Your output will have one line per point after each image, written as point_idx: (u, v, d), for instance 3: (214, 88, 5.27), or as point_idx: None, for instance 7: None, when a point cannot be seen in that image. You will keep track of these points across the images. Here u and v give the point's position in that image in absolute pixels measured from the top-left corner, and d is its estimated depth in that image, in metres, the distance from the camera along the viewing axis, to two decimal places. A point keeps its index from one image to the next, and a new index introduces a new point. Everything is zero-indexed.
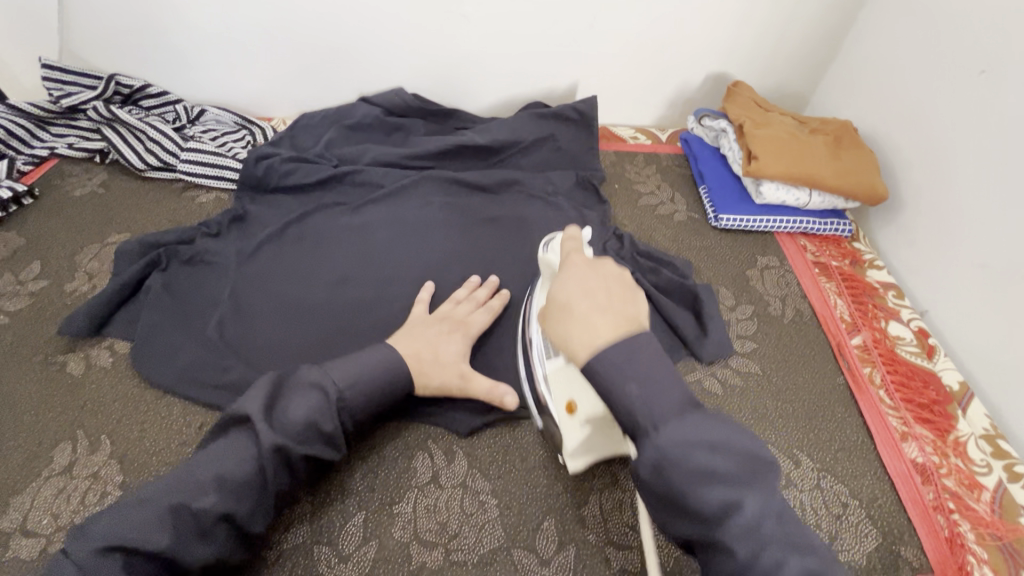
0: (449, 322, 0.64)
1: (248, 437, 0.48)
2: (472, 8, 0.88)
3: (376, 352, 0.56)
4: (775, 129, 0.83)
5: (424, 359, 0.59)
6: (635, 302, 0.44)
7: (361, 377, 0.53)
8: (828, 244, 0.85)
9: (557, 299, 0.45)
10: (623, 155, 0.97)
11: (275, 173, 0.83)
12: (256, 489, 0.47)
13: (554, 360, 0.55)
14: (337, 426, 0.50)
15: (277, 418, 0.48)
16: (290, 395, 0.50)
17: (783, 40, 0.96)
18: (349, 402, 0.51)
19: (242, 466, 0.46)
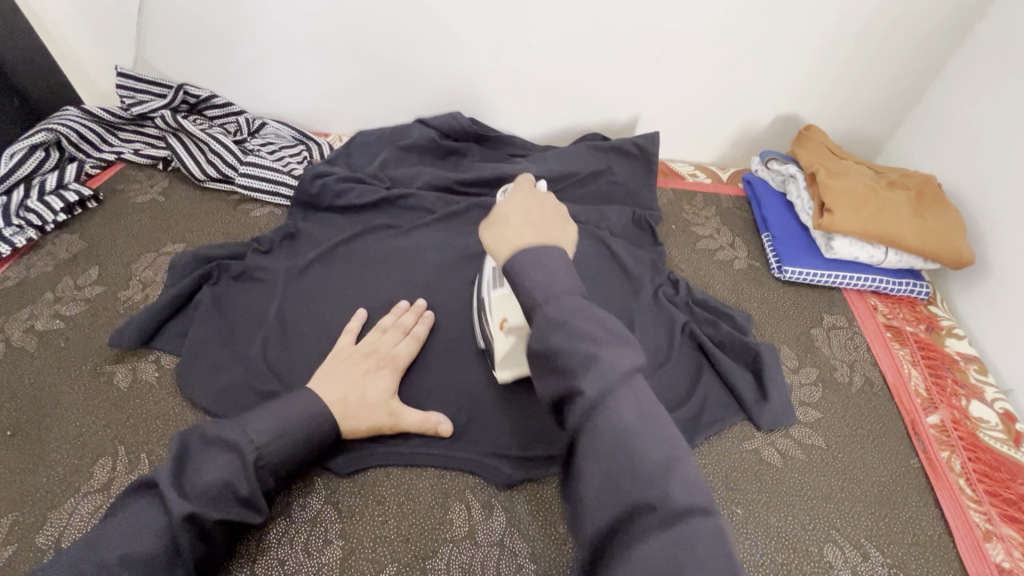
0: (374, 356, 0.61)
1: (156, 508, 0.44)
2: (538, 37, 0.87)
3: (302, 401, 0.53)
4: (851, 180, 0.78)
5: (349, 402, 0.56)
6: (558, 226, 0.52)
7: (284, 433, 0.51)
8: (901, 306, 0.79)
9: (508, 236, 0.48)
10: (681, 194, 0.94)
11: (329, 192, 0.83)
12: (168, 562, 0.43)
13: (500, 290, 0.61)
14: (254, 487, 0.48)
15: (186, 483, 0.45)
16: (202, 458, 0.47)
17: (861, 83, 0.91)
18: (271, 459, 0.50)
19: (151, 538, 0.43)
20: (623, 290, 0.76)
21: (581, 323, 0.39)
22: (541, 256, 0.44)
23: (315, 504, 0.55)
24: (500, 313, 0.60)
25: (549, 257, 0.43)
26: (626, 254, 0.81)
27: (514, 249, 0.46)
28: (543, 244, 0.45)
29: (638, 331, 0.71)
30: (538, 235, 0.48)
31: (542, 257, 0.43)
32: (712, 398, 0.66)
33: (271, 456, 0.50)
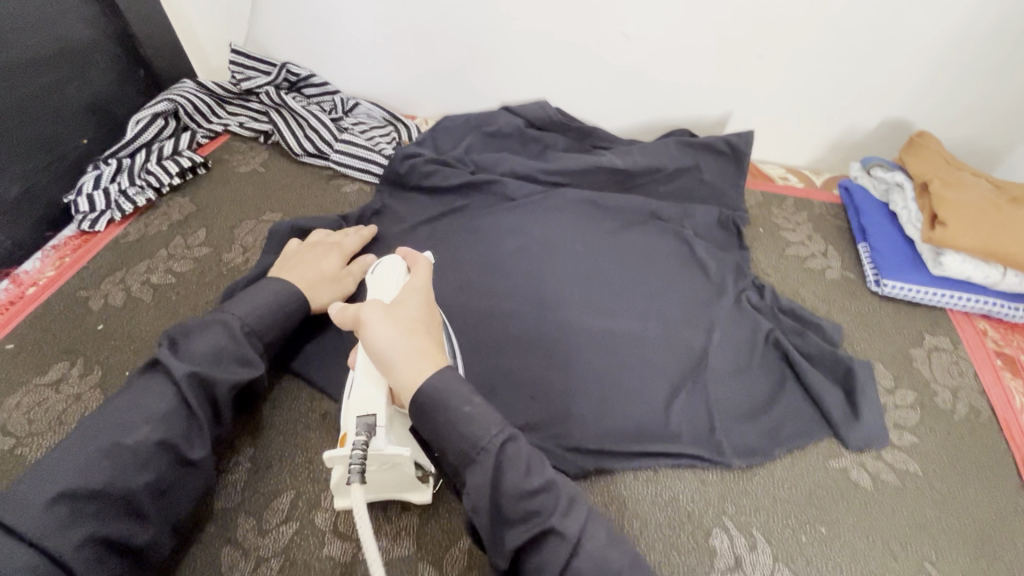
0: (320, 247, 0.69)
1: (160, 376, 0.51)
2: (635, 28, 0.85)
3: (277, 284, 0.61)
4: (970, 194, 0.72)
5: (308, 279, 0.64)
6: (432, 337, 0.51)
7: (260, 307, 0.58)
8: (1015, 333, 0.72)
9: (394, 312, 0.50)
10: (770, 197, 0.90)
11: (417, 172, 0.85)
12: (184, 416, 0.50)
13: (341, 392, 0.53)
14: (244, 347, 0.55)
15: (182, 353, 0.52)
16: (195, 330, 0.54)
17: (985, 89, 0.84)
18: (254, 326, 0.57)
19: (163, 399, 0.50)
20: (707, 290, 0.73)
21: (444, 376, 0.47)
22: (423, 356, 0.48)
23: None
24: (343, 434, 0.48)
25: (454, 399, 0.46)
26: (710, 255, 0.78)
27: (407, 343, 0.48)
28: (420, 335, 0.49)
29: (721, 334, 0.68)
30: (417, 352, 0.48)
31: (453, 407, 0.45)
32: (796, 411, 0.63)
33: (252, 324, 0.57)
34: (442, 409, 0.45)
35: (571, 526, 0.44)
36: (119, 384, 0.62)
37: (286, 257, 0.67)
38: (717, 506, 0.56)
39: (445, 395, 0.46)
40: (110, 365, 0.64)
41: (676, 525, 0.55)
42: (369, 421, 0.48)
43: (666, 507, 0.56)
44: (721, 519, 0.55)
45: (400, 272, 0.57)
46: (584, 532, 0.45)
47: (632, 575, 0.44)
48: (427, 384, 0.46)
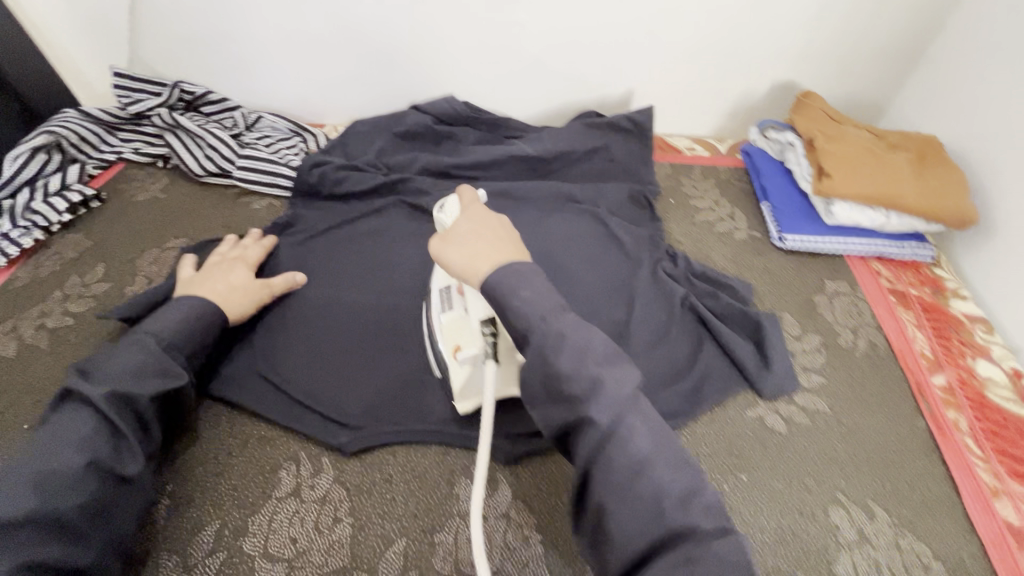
0: (223, 262, 0.69)
1: (77, 403, 0.49)
2: (527, 16, 0.86)
3: (191, 299, 0.60)
4: (850, 145, 0.77)
5: (221, 289, 0.63)
6: (508, 238, 0.52)
7: (176, 321, 0.57)
8: (905, 270, 0.78)
9: (461, 233, 0.53)
10: (679, 168, 0.93)
11: (327, 181, 0.83)
12: (110, 435, 0.48)
13: (449, 313, 0.60)
14: (163, 360, 0.54)
15: (98, 376, 0.50)
16: (109, 356, 0.52)
17: (858, 49, 0.89)
18: (171, 340, 0.56)
19: (85, 421, 0.47)
20: (624, 266, 0.76)
21: (508, 272, 0.47)
22: (499, 254, 0.50)
23: (325, 484, 0.56)
24: (453, 346, 0.58)
25: (521, 288, 0.46)
26: (625, 230, 0.80)
27: (471, 256, 0.51)
28: (499, 246, 0.51)
29: (639, 305, 0.70)
30: (491, 259, 0.49)
31: (523, 296, 0.45)
32: (713, 369, 0.66)
33: (170, 337, 0.56)
34: (500, 301, 0.46)
35: (604, 413, 0.40)
36: (18, 439, 0.58)
37: (192, 280, 0.65)
38: None
39: (507, 287, 0.46)
40: (5, 420, 0.60)
41: None
42: (481, 319, 0.54)
43: None
44: None
45: (457, 205, 0.59)
46: (627, 461, 0.39)
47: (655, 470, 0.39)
48: (492, 279, 0.47)
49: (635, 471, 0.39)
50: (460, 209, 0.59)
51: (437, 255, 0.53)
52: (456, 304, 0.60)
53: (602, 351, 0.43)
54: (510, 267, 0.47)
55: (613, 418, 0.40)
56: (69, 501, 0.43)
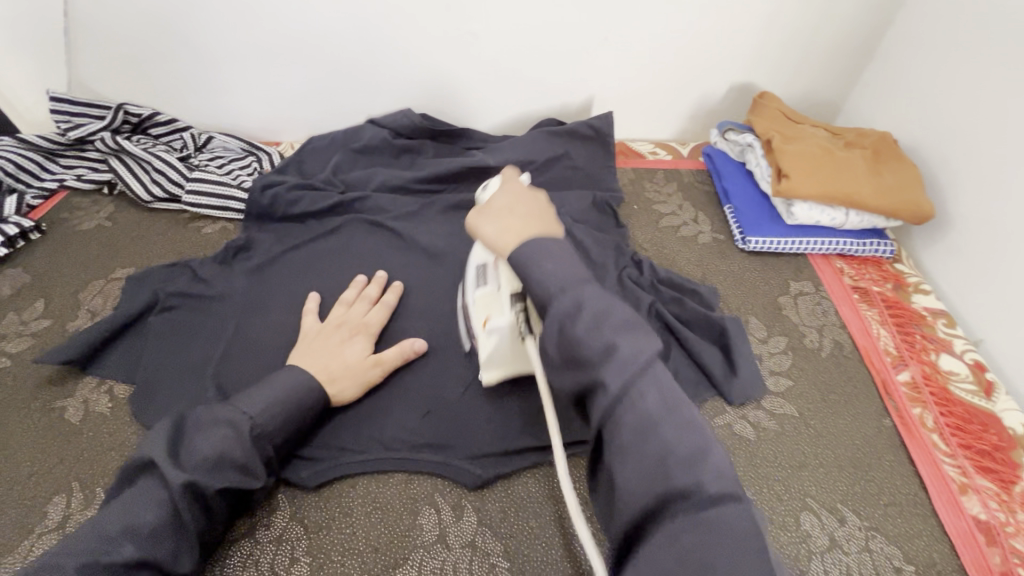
0: (345, 328, 0.63)
1: (151, 483, 0.45)
2: (481, 25, 0.85)
3: (290, 370, 0.55)
4: (806, 144, 0.77)
5: (337, 368, 0.58)
6: (540, 216, 0.55)
7: (275, 401, 0.52)
8: (867, 267, 0.78)
9: (494, 209, 0.56)
10: (642, 173, 0.93)
11: (281, 202, 0.81)
12: (172, 531, 0.44)
13: (483, 288, 0.58)
14: (250, 454, 0.49)
15: (182, 457, 0.46)
16: (197, 432, 0.48)
17: (812, 48, 0.90)
18: (267, 428, 0.51)
19: (151, 511, 0.43)
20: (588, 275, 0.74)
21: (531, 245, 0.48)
22: (528, 228, 0.53)
23: (280, 523, 0.54)
24: (480, 318, 0.57)
25: (544, 255, 0.45)
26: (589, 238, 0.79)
27: (505, 228, 0.53)
28: (529, 222, 0.54)
29: None
30: (519, 232, 0.52)
31: (539, 257, 0.45)
32: (680, 378, 0.65)
33: (268, 425, 0.51)
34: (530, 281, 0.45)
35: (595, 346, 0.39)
36: None
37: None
38: None
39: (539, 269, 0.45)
40: None
41: (576, 515, 0.55)
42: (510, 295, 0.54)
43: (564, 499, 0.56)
44: None
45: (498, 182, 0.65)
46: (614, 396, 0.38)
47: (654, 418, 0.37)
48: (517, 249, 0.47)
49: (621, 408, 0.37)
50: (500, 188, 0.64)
51: (473, 226, 0.56)
52: (490, 283, 0.57)
53: (583, 282, 0.43)
54: (542, 239, 0.48)
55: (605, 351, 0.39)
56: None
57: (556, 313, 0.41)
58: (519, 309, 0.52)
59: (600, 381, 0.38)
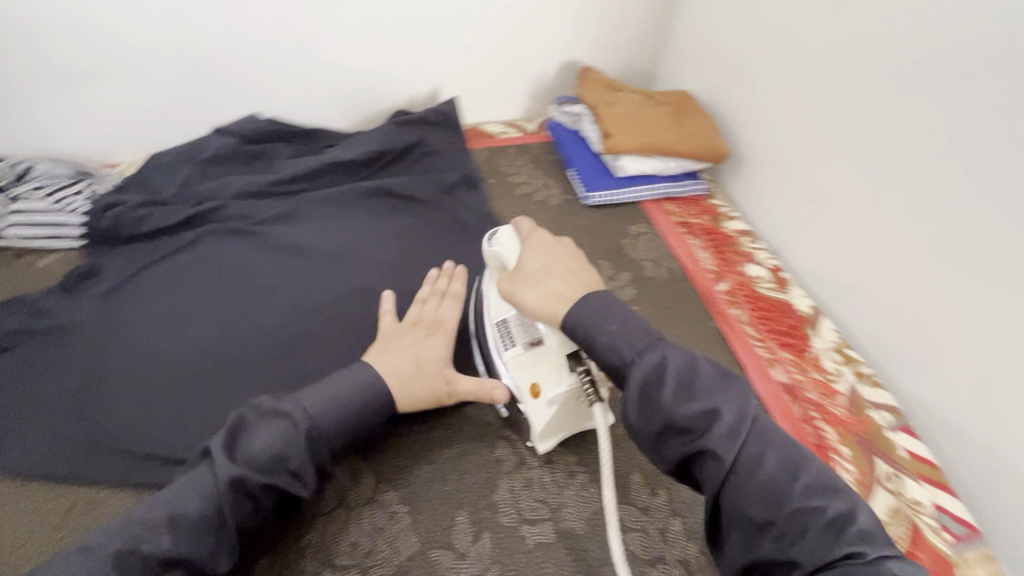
0: (422, 327, 0.61)
1: (203, 473, 0.46)
2: (313, 25, 0.88)
3: (357, 368, 0.53)
4: (623, 107, 0.90)
5: (408, 370, 0.56)
6: (582, 269, 0.55)
7: (336, 402, 0.51)
8: (689, 204, 0.92)
9: (530, 273, 0.55)
10: (495, 151, 1.00)
11: (127, 220, 0.78)
12: (215, 526, 0.45)
13: (516, 350, 0.58)
14: (302, 459, 0.48)
15: (239, 452, 0.46)
16: (252, 427, 0.48)
17: (621, 24, 1.03)
18: (322, 432, 0.49)
19: (197, 502, 0.44)
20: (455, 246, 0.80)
21: (584, 305, 0.50)
22: (568, 292, 0.52)
23: None
24: (528, 387, 0.57)
25: (591, 305, 0.50)
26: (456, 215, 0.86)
27: (548, 293, 0.52)
28: (568, 281, 0.53)
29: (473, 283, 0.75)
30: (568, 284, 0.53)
31: (587, 308, 0.49)
32: None
33: (324, 429, 0.49)
34: (592, 331, 0.49)
35: (669, 360, 0.45)
36: None
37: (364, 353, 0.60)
38: (497, 420, 0.63)
39: (587, 317, 0.49)
40: None
41: (466, 453, 0.61)
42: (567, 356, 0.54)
43: (454, 441, 0.62)
44: (503, 429, 0.63)
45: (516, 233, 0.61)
46: (693, 403, 0.43)
47: (714, 408, 0.42)
48: (572, 317, 0.50)
49: (711, 408, 0.42)
50: (517, 242, 0.60)
51: (513, 297, 0.55)
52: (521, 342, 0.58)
53: (630, 312, 0.49)
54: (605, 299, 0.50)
55: (682, 361, 0.45)
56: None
57: (602, 343, 0.48)
58: (580, 369, 0.53)
59: (663, 398, 0.43)
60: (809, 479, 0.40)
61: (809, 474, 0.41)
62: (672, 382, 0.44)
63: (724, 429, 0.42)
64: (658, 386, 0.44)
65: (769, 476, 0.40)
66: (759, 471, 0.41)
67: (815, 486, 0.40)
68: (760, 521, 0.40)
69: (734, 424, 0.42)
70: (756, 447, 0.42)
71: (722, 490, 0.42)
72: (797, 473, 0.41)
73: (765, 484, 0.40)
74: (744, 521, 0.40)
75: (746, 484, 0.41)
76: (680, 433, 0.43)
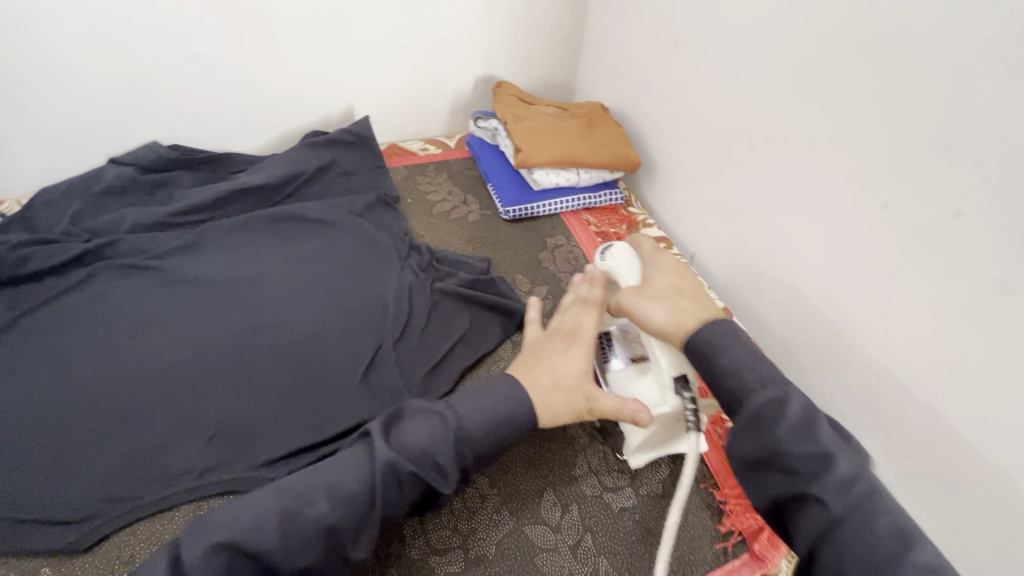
0: (563, 334, 0.62)
1: (365, 455, 0.50)
2: (210, 47, 0.84)
3: (504, 381, 0.56)
4: (535, 121, 0.90)
5: (547, 386, 0.57)
6: (699, 293, 0.59)
7: (487, 411, 0.53)
8: (607, 214, 0.94)
9: (659, 288, 0.59)
10: (413, 168, 0.99)
11: (8, 262, 0.72)
12: (364, 507, 0.48)
13: (620, 364, 0.63)
14: (449, 458, 0.50)
15: (396, 440, 0.51)
16: (410, 421, 0.52)
17: (532, 38, 1.04)
18: (469, 434, 0.52)
19: (357, 478, 0.48)
20: (369, 270, 0.78)
21: (710, 326, 0.53)
22: (693, 313, 0.55)
23: None
24: None
25: (717, 330, 0.53)
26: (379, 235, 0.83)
27: (672, 312, 0.56)
28: (696, 303, 0.57)
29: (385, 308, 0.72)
30: (689, 307, 0.56)
31: (713, 333, 0.52)
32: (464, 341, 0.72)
33: (471, 431, 0.52)
34: (705, 355, 0.52)
35: (790, 402, 0.48)
36: None
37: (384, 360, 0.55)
38: None
39: (708, 341, 0.52)
40: None
41: None
42: (676, 379, 0.57)
43: None
44: None
45: (629, 251, 0.65)
46: (803, 449, 0.46)
47: (835, 459, 0.46)
48: (695, 335, 0.53)
49: (817, 462, 0.45)
50: (630, 257, 0.64)
51: (631, 307, 0.59)
52: (623, 356, 0.63)
53: (750, 345, 0.52)
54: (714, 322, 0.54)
55: (787, 411, 0.48)
56: (288, 562, 0.44)
57: (726, 374, 0.50)
58: (688, 395, 0.56)
59: (778, 439, 0.46)
60: (917, 544, 0.43)
61: (909, 535, 0.44)
62: (783, 426, 0.47)
63: (838, 480, 0.45)
64: (773, 429, 0.47)
65: (873, 530, 0.43)
66: (873, 524, 0.43)
67: (922, 556, 0.42)
68: (853, 567, 0.43)
69: (844, 479, 0.45)
70: (862, 507, 0.44)
71: (820, 536, 0.45)
72: (905, 536, 0.43)
73: (870, 537, 0.43)
74: (833, 564, 0.44)
75: (855, 538, 0.43)
76: (780, 472, 0.47)
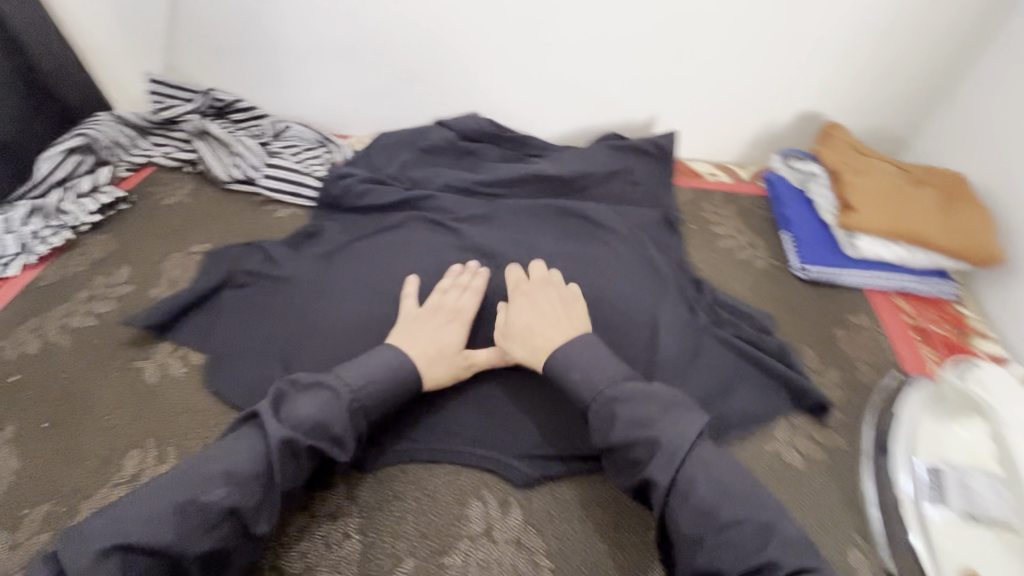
0: (445, 311, 0.66)
1: (252, 430, 0.51)
2: (555, 37, 0.87)
3: (383, 350, 0.59)
4: (876, 180, 0.78)
5: (431, 353, 0.61)
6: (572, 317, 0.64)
7: (371, 382, 0.56)
8: (928, 306, 0.78)
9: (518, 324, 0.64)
10: (700, 194, 0.93)
11: (352, 193, 0.85)
12: (262, 484, 0.48)
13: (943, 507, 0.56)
14: (346, 426, 0.52)
15: (284, 411, 0.51)
16: (298, 396, 0.52)
17: (887, 81, 0.89)
18: (364, 402, 0.54)
19: (252, 461, 0.48)
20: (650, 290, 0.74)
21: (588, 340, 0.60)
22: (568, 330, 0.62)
23: (332, 500, 0.57)
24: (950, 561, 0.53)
25: (576, 348, 0.59)
26: (662, 258, 0.79)
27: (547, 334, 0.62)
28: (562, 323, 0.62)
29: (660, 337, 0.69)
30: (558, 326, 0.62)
31: (578, 355, 0.58)
32: (736, 402, 0.65)
33: (362, 401, 0.54)
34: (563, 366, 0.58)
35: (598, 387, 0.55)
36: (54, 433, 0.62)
37: (515, 289, 0.68)
38: None
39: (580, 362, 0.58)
40: (25, 419, 0.64)
41: (620, 523, 0.57)
42: None
43: (607, 507, 0.58)
44: None
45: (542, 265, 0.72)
46: (637, 432, 0.51)
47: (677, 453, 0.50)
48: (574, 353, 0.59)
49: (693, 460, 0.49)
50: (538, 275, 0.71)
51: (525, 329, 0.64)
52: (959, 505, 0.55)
53: (596, 354, 0.58)
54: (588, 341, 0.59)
55: (616, 399, 0.53)
56: (187, 546, 0.44)
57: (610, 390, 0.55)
58: None
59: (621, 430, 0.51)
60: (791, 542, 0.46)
61: (788, 538, 0.46)
62: (625, 416, 0.52)
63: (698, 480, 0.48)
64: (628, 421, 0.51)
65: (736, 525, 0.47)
66: (707, 511, 0.47)
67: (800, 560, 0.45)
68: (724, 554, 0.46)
69: (707, 473, 0.49)
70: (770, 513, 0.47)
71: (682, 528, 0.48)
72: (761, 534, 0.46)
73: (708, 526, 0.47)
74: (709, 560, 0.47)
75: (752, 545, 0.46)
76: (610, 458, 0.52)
